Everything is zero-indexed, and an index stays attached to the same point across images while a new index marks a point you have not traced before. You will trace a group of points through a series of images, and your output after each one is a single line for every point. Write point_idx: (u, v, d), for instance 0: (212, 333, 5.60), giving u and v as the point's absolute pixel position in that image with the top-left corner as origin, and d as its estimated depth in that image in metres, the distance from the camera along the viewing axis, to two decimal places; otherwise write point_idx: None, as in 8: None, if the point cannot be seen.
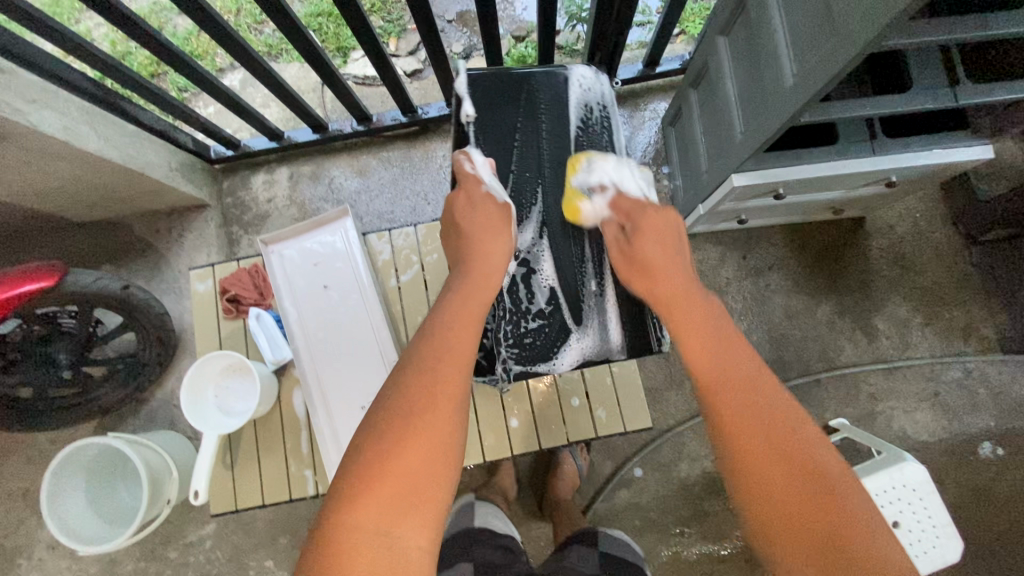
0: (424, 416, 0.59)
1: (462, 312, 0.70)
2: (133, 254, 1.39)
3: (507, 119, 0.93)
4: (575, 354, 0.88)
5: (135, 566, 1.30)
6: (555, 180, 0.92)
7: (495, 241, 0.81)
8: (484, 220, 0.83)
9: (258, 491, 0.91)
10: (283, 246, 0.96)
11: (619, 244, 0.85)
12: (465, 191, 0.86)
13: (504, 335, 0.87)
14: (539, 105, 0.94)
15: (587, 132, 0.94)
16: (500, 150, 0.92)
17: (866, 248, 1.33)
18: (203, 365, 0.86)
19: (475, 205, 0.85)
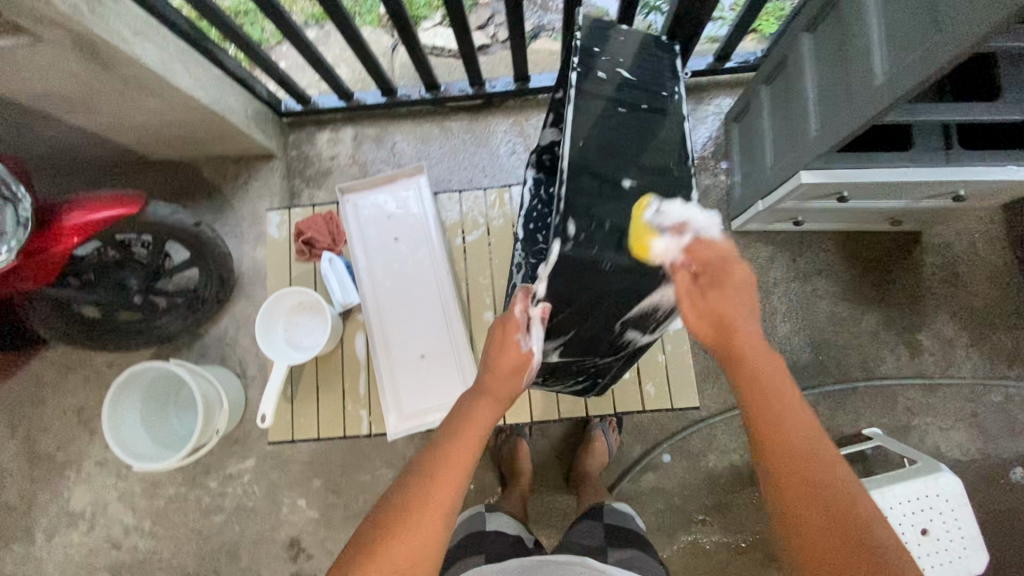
0: (440, 473, 0.61)
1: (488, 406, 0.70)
2: (200, 195, 1.45)
3: (614, 113, 0.74)
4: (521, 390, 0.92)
5: (175, 490, 1.37)
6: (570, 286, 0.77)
7: (516, 368, 0.71)
8: (510, 365, 0.71)
9: (315, 424, 0.96)
10: (360, 197, 1.00)
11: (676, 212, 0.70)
12: (502, 328, 0.72)
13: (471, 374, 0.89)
14: (653, 125, 0.75)
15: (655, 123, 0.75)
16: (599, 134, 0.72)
17: (919, 263, 1.33)
18: (277, 299, 0.91)
19: (499, 348, 0.72)
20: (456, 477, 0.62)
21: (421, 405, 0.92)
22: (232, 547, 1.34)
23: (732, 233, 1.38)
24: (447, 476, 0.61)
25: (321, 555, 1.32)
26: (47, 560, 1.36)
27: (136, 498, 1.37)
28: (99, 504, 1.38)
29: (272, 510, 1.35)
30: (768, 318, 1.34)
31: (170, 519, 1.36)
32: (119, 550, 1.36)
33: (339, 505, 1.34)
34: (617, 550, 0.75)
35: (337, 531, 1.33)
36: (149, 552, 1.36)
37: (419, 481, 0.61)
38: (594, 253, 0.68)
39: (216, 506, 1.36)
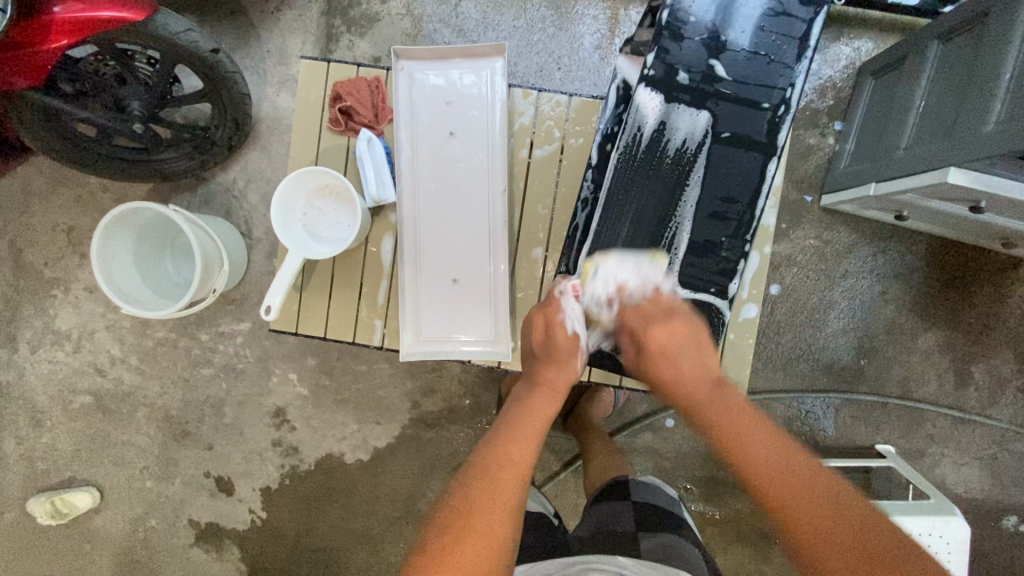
0: (501, 471, 0.62)
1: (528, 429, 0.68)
2: (221, 12, 1.21)
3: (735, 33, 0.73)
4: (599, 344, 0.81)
5: (165, 334, 1.33)
6: (652, 208, 0.76)
7: (562, 385, 0.74)
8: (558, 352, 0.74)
9: (322, 322, 0.85)
10: (418, 70, 0.81)
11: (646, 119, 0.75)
12: (546, 312, 0.77)
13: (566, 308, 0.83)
14: (765, 60, 0.73)
15: (757, 73, 0.73)
16: (703, 51, 0.73)
17: (1006, 293, 1.19)
18: (300, 176, 0.77)
19: (549, 334, 0.75)
20: (515, 481, 0.62)
21: (443, 332, 0.82)
22: (217, 402, 1.33)
23: (819, 207, 1.21)
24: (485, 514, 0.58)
25: (304, 429, 1.32)
26: (32, 370, 1.35)
27: (126, 333, 1.33)
28: (86, 329, 1.34)
29: (261, 377, 1.32)
30: (823, 310, 1.22)
31: (158, 361, 1.33)
32: (105, 378, 1.35)
33: (330, 388, 1.31)
34: (650, 537, 0.73)
35: (324, 412, 1.31)
36: (135, 387, 1.34)
37: (481, 481, 0.61)
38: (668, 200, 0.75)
39: (205, 360, 1.32)
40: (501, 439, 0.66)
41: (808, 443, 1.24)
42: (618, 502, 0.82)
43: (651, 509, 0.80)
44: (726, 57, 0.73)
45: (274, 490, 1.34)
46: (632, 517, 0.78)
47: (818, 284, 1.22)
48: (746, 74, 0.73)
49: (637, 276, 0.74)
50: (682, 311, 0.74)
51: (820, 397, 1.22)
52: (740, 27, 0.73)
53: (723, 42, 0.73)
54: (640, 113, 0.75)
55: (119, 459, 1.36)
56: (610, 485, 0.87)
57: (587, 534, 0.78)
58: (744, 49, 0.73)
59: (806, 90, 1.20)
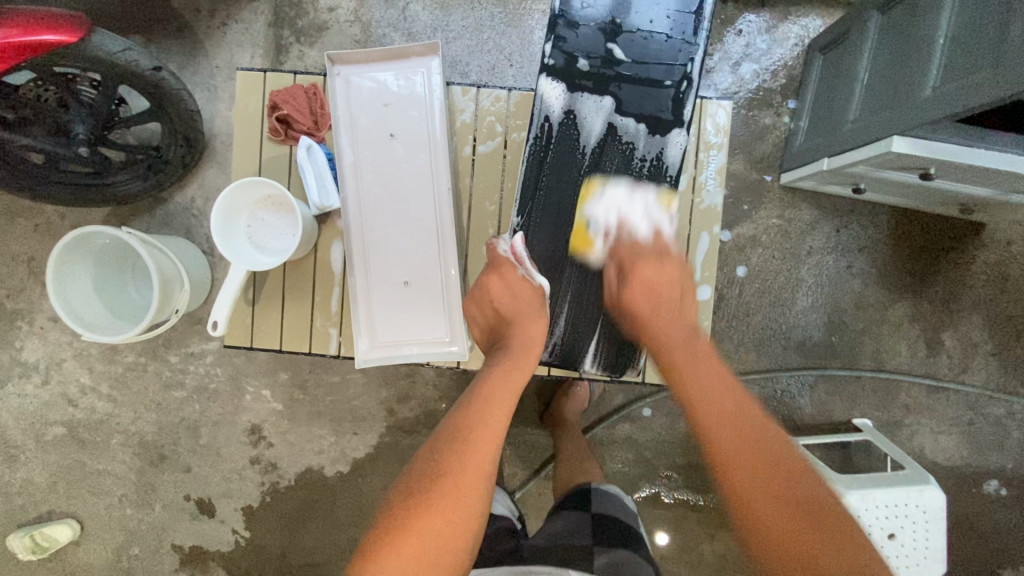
0: (477, 435, 0.64)
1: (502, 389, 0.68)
2: (166, 30, 1.20)
3: (627, 15, 0.77)
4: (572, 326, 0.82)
5: (135, 359, 1.31)
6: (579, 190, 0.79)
7: (531, 340, 0.74)
8: (520, 308, 0.76)
9: (276, 335, 0.84)
10: (354, 73, 0.80)
11: (609, 211, 0.79)
12: (500, 274, 0.77)
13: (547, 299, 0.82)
14: (656, 38, 0.77)
15: (655, 53, 0.77)
16: (598, 37, 0.77)
17: (970, 259, 1.20)
18: (240, 189, 0.76)
19: (511, 291, 0.76)
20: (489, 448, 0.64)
21: (398, 336, 0.82)
22: (192, 424, 1.32)
23: (779, 186, 1.21)
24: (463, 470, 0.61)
25: (282, 445, 1.30)
26: (2, 405, 1.33)
27: (94, 360, 1.32)
28: (54, 360, 1.32)
29: (234, 396, 1.30)
30: (791, 289, 1.22)
31: (129, 386, 1.32)
32: (77, 408, 1.33)
33: (305, 401, 1.29)
34: (604, 554, 0.73)
35: (300, 427, 1.30)
36: (107, 415, 1.33)
37: (452, 449, 0.63)
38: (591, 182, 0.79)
39: (176, 382, 1.31)
40: (478, 400, 0.67)
41: (785, 422, 1.24)
42: (578, 513, 0.82)
43: (610, 522, 0.79)
44: (623, 40, 0.77)
45: (256, 508, 1.32)
46: (589, 529, 0.78)
47: (784, 263, 1.22)
48: (645, 55, 0.77)
49: (643, 211, 0.79)
50: (673, 256, 0.78)
51: (794, 376, 1.22)
52: (633, 9, 0.77)
53: (619, 25, 0.77)
54: (599, 215, 0.79)
55: (96, 489, 1.34)
56: (572, 495, 0.87)
57: (542, 541, 0.79)
58: (639, 29, 0.77)
59: (758, 71, 1.20)
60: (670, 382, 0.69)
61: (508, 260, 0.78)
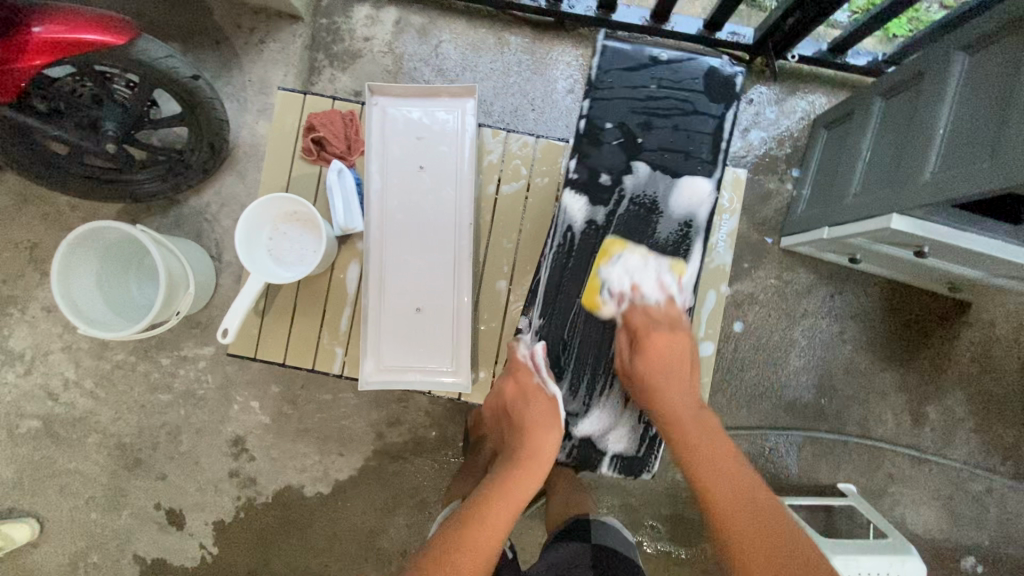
0: (476, 533, 0.64)
1: (510, 488, 0.69)
2: (204, 40, 1.24)
3: (656, 129, 0.80)
4: (593, 424, 0.81)
5: (124, 358, 1.29)
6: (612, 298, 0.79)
7: (544, 452, 0.74)
8: (535, 414, 0.76)
9: (282, 347, 0.85)
10: (392, 106, 0.84)
11: (623, 275, 0.78)
12: (516, 378, 0.80)
13: (575, 387, 0.80)
14: (681, 151, 0.80)
15: (672, 173, 0.79)
16: (626, 147, 0.80)
17: (955, 335, 1.24)
18: (267, 203, 0.78)
19: (527, 398, 0.78)
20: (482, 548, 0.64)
21: (404, 361, 0.83)
22: (173, 429, 1.29)
23: (779, 248, 1.26)
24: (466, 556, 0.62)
25: (263, 460, 1.28)
26: None
27: (82, 355, 1.29)
28: (41, 350, 1.29)
29: (221, 404, 1.28)
30: (784, 348, 1.25)
31: (114, 385, 1.29)
32: (56, 403, 1.30)
33: (293, 417, 1.27)
34: None
35: (285, 442, 1.27)
36: (87, 412, 1.29)
37: (452, 541, 0.64)
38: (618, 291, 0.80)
39: (164, 385, 1.28)
40: (486, 496, 0.69)
41: (772, 480, 1.24)
42: (579, 543, 0.83)
43: (611, 554, 0.80)
44: (645, 155, 0.80)
45: (228, 524, 1.28)
46: (591, 561, 0.79)
47: (779, 323, 1.25)
48: (666, 164, 0.79)
49: (655, 279, 0.79)
50: (683, 328, 0.78)
51: (782, 435, 1.24)
52: (653, 126, 0.80)
53: (639, 145, 0.80)
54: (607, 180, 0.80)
55: (63, 489, 1.30)
56: (570, 522, 0.88)
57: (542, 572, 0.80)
58: (660, 146, 0.80)
59: (765, 138, 1.27)
60: (637, 356, 0.75)
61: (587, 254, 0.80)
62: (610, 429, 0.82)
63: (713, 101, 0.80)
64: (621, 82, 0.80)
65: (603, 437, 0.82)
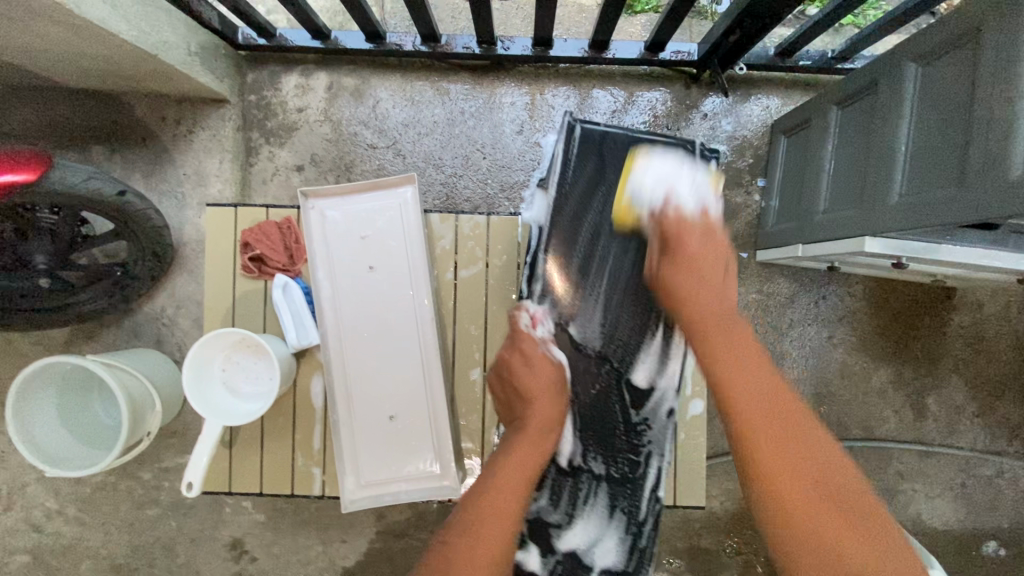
0: (473, 545, 0.61)
1: (510, 475, 0.67)
2: (130, 139, 1.18)
3: (634, 217, 0.78)
4: (579, 537, 0.78)
5: (104, 479, 1.24)
6: (592, 402, 0.79)
7: (549, 420, 0.72)
8: (539, 382, 0.74)
9: (257, 477, 0.80)
10: (329, 209, 0.79)
11: (656, 180, 0.75)
12: (521, 351, 0.76)
13: (560, 498, 0.79)
14: None
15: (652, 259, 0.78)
16: (601, 239, 0.77)
17: (945, 322, 1.22)
18: (214, 338, 0.72)
19: (531, 366, 0.75)
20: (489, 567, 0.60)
21: (385, 474, 0.78)
22: (167, 542, 1.24)
23: (756, 262, 1.23)
24: (480, 538, 0.61)
25: (265, 559, 1.24)
26: None
27: (59, 483, 1.24)
28: (16, 484, 1.24)
29: (213, 509, 1.23)
30: (776, 362, 1.22)
31: (99, 507, 1.24)
32: (42, 534, 1.24)
33: (288, 511, 1.23)
34: None
35: (285, 538, 1.23)
36: (75, 539, 1.24)
37: (467, 531, 0.62)
38: (597, 392, 0.79)
39: (151, 500, 1.23)
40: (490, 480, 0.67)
41: None
42: None
43: None
44: (620, 262, 0.77)
45: None
46: None
47: (768, 337, 1.22)
48: (647, 253, 0.78)
49: (689, 186, 0.75)
50: (717, 232, 0.74)
51: None
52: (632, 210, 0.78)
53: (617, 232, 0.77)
54: (645, 192, 0.75)
55: None
56: None
57: None
58: (642, 231, 0.78)
59: (725, 151, 1.23)
60: (666, 260, 0.73)
61: (529, 337, 0.76)
62: (599, 542, 0.78)
63: None
64: (599, 166, 0.78)
65: (589, 551, 0.78)
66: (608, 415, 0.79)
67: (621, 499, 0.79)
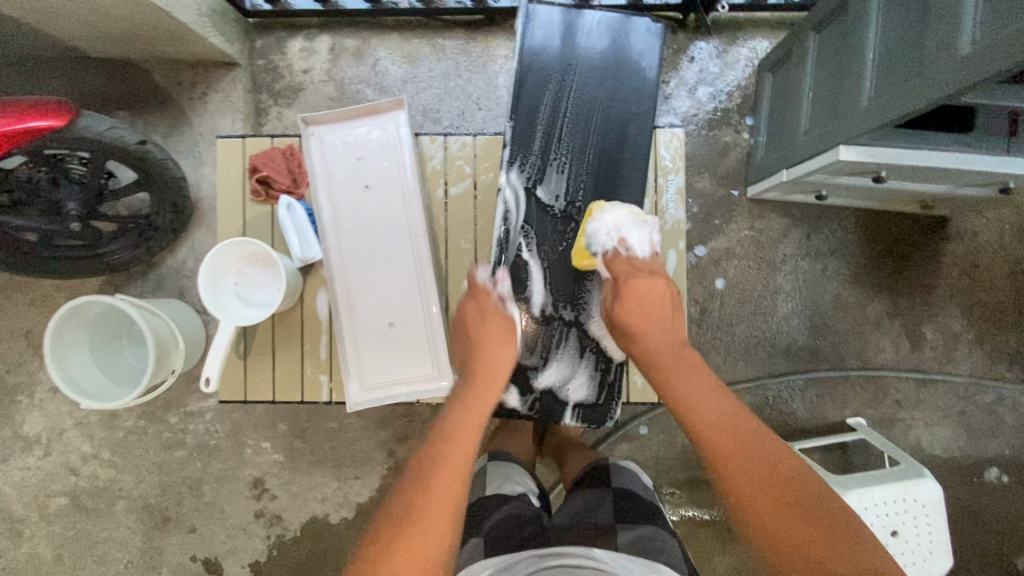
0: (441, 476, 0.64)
1: (471, 412, 0.72)
2: (151, 104, 1.27)
3: (589, 89, 0.84)
4: (553, 375, 0.86)
5: (134, 424, 1.32)
6: (558, 256, 0.85)
7: (502, 362, 0.78)
8: (494, 326, 0.80)
9: (269, 385, 0.87)
10: (327, 133, 0.85)
11: (609, 230, 0.81)
12: (476, 299, 0.83)
13: (536, 345, 0.86)
14: (613, 103, 0.84)
15: (615, 126, 0.85)
16: (561, 110, 0.84)
17: (939, 252, 1.23)
18: (226, 248, 0.79)
19: (484, 309, 0.81)
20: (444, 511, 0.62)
21: (385, 377, 0.84)
22: (194, 482, 1.32)
23: (747, 199, 1.26)
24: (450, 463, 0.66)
25: (284, 496, 1.31)
26: (5, 480, 1.34)
27: (94, 428, 1.33)
28: (55, 431, 1.33)
29: (235, 450, 1.31)
30: (770, 296, 1.25)
31: (130, 451, 1.33)
32: (79, 477, 1.34)
33: (305, 451, 1.30)
34: (628, 530, 0.75)
35: (302, 476, 1.30)
36: (109, 481, 1.33)
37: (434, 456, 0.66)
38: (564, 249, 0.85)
39: (177, 442, 1.32)
40: (454, 417, 0.71)
41: (780, 427, 1.25)
42: (599, 491, 0.85)
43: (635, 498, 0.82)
44: (580, 131, 0.85)
45: (264, 563, 1.31)
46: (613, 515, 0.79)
47: (761, 272, 1.25)
48: (609, 123, 0.84)
49: (641, 236, 0.83)
50: (663, 277, 0.82)
51: (783, 381, 1.24)
52: (591, 84, 0.84)
53: (577, 102, 0.84)
54: (600, 237, 0.81)
55: (101, 559, 1.34)
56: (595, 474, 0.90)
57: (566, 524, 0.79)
58: (600, 104, 0.84)
59: (714, 93, 1.26)
60: (617, 301, 0.80)
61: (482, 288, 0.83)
62: (576, 378, 0.86)
63: (646, 59, 0.85)
64: (554, 45, 0.84)
65: (563, 388, 0.86)
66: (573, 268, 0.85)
67: (590, 341, 0.86)
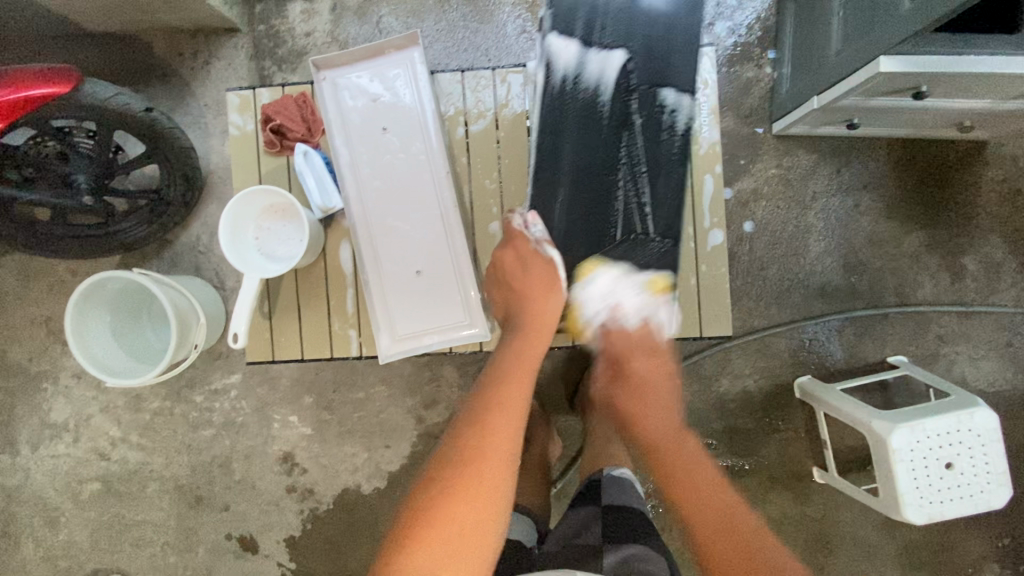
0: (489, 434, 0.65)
1: (518, 371, 0.71)
2: (153, 77, 1.24)
3: None
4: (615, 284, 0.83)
5: (160, 405, 1.31)
6: (607, 149, 0.80)
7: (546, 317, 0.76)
8: (533, 283, 0.77)
9: (297, 343, 0.84)
10: (340, 76, 0.81)
11: (599, 299, 0.83)
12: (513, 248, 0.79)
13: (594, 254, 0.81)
14: None
15: (656, 12, 0.79)
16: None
17: (977, 180, 1.18)
18: (245, 199, 0.77)
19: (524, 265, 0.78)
20: (478, 547, 0.60)
21: (416, 326, 0.81)
22: (224, 460, 1.31)
23: (773, 137, 1.21)
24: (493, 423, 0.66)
25: (315, 469, 1.29)
26: (36, 469, 1.33)
27: (121, 412, 1.32)
28: (82, 417, 1.32)
29: (263, 425, 1.30)
30: (802, 236, 1.21)
31: (158, 433, 1.32)
32: (109, 462, 1.33)
33: (333, 422, 1.28)
34: (615, 552, 0.74)
35: (331, 448, 1.29)
36: (140, 464, 1.32)
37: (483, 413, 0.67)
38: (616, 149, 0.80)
39: (204, 421, 1.31)
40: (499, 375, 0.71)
41: (817, 370, 1.21)
42: (588, 506, 0.82)
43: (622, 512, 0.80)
44: (625, 20, 0.79)
45: (299, 537, 1.30)
46: (599, 535, 0.77)
47: (791, 212, 1.21)
48: (651, 10, 0.79)
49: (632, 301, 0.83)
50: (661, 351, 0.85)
51: (819, 323, 1.20)
52: None
53: None
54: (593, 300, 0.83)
55: (138, 541, 1.34)
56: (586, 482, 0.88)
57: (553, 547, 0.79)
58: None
59: (732, 28, 1.21)
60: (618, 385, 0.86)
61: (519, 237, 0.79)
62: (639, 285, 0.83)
63: None
64: None
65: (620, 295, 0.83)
66: (619, 170, 0.80)
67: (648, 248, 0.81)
